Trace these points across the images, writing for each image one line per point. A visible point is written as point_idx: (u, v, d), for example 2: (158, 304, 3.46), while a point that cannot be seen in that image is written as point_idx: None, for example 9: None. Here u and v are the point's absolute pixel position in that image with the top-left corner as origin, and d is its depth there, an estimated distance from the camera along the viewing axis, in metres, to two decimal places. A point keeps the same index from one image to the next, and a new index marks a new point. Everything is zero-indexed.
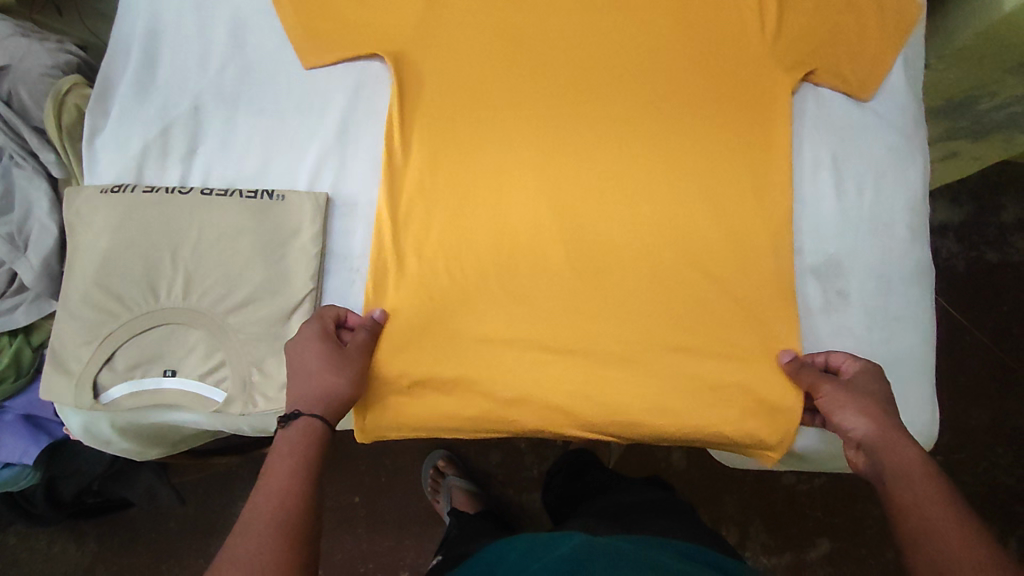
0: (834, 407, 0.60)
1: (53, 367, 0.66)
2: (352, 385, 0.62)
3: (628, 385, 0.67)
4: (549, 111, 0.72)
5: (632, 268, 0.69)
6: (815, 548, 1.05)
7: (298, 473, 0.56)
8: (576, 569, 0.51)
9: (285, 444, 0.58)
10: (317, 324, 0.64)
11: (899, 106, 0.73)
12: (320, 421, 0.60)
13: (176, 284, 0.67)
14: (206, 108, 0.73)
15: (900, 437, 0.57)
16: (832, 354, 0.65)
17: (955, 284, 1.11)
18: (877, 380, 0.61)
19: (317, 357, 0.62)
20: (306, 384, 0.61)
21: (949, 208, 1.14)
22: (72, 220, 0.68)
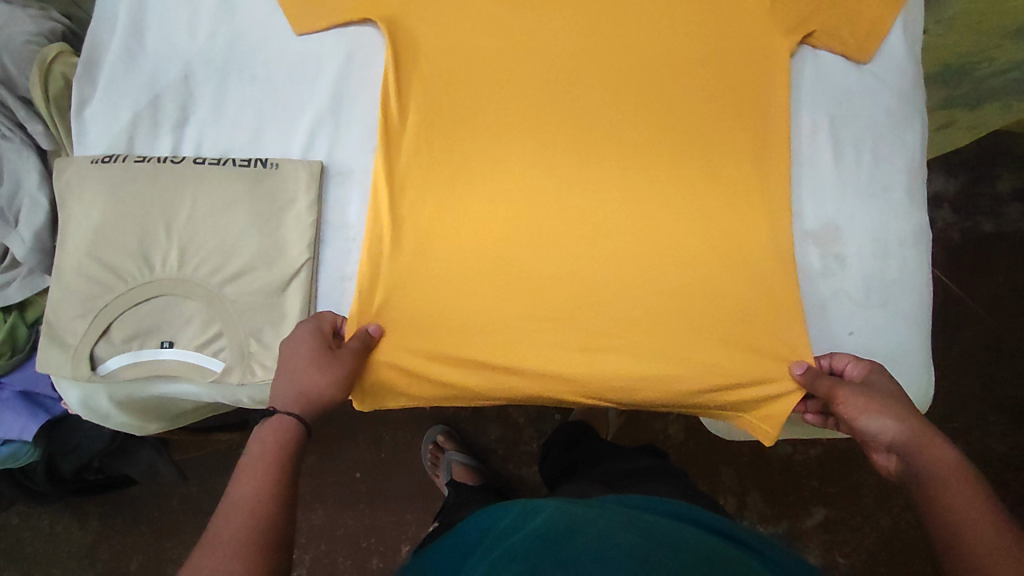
0: (857, 411, 0.58)
1: (49, 340, 0.66)
2: (335, 387, 0.62)
3: (627, 353, 0.67)
4: (544, 77, 0.71)
5: (631, 236, 0.69)
6: (811, 516, 1.07)
7: (274, 471, 0.54)
8: (555, 541, 0.49)
9: (258, 444, 0.56)
10: (311, 321, 0.65)
11: (898, 68, 0.72)
12: (295, 419, 0.58)
13: (171, 255, 0.66)
14: (196, 76, 0.72)
15: (931, 435, 0.55)
16: (835, 356, 0.65)
17: (949, 255, 1.12)
18: (886, 377, 0.61)
19: (307, 354, 0.62)
20: (291, 378, 0.61)
21: (944, 178, 1.14)
22: (63, 191, 0.67)
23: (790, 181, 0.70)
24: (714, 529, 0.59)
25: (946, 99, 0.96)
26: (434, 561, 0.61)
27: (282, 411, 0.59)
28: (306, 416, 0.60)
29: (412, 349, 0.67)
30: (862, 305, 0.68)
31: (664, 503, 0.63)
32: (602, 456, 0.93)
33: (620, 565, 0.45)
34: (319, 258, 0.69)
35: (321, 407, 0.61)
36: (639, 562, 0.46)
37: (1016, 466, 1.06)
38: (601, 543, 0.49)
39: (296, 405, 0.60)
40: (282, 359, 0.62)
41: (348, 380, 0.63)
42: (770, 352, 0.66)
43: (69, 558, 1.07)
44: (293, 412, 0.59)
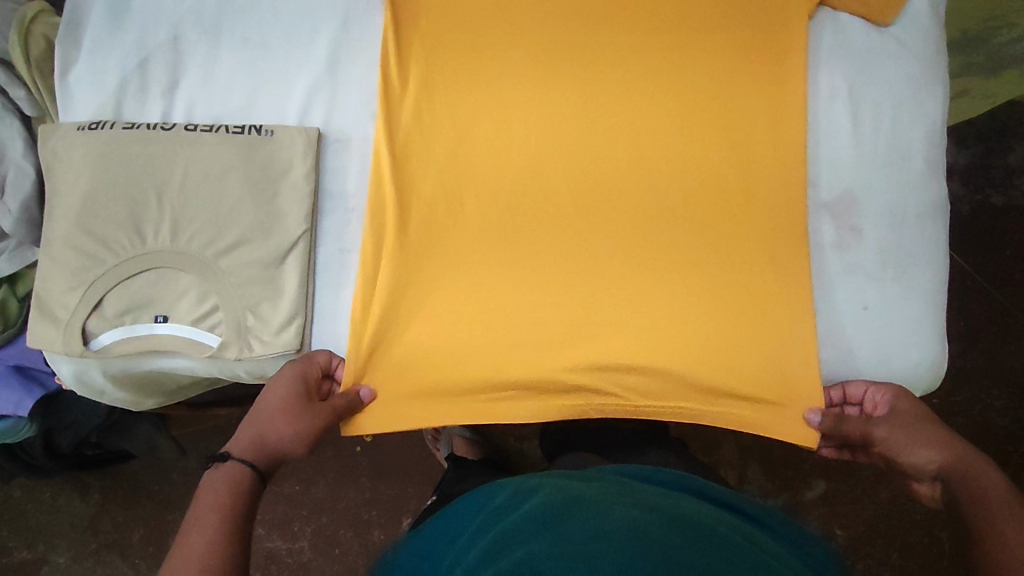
0: (897, 446, 0.61)
1: (39, 314, 0.64)
2: (299, 443, 0.60)
3: (634, 327, 0.65)
4: (549, 39, 0.68)
5: (638, 207, 0.67)
6: (811, 489, 1.07)
7: (225, 524, 0.53)
8: (558, 518, 0.48)
9: (207, 496, 0.55)
10: (298, 363, 0.63)
11: (921, 30, 0.68)
12: (247, 468, 0.57)
13: (164, 226, 0.64)
14: (186, 37, 0.68)
15: (975, 463, 0.59)
16: (849, 386, 0.66)
17: (957, 228, 1.10)
18: (911, 401, 0.63)
19: (283, 400, 0.61)
20: (256, 422, 0.61)
21: (955, 149, 1.11)
22: (49, 160, 0.65)
23: (805, 150, 0.67)
24: (707, 495, 0.59)
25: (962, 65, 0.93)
26: (432, 537, 0.60)
27: (236, 458, 0.58)
28: (259, 463, 0.59)
29: (413, 324, 0.65)
30: (876, 278, 0.66)
31: (672, 474, 0.62)
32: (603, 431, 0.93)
33: (621, 544, 0.44)
34: (316, 229, 0.67)
35: (277, 457, 0.60)
36: (637, 535, 0.45)
37: (1018, 440, 1.05)
38: (600, 518, 0.47)
39: (251, 452, 0.59)
40: (258, 399, 0.62)
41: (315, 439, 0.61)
42: (782, 326, 0.65)
43: (72, 530, 1.07)
44: (247, 462, 0.58)
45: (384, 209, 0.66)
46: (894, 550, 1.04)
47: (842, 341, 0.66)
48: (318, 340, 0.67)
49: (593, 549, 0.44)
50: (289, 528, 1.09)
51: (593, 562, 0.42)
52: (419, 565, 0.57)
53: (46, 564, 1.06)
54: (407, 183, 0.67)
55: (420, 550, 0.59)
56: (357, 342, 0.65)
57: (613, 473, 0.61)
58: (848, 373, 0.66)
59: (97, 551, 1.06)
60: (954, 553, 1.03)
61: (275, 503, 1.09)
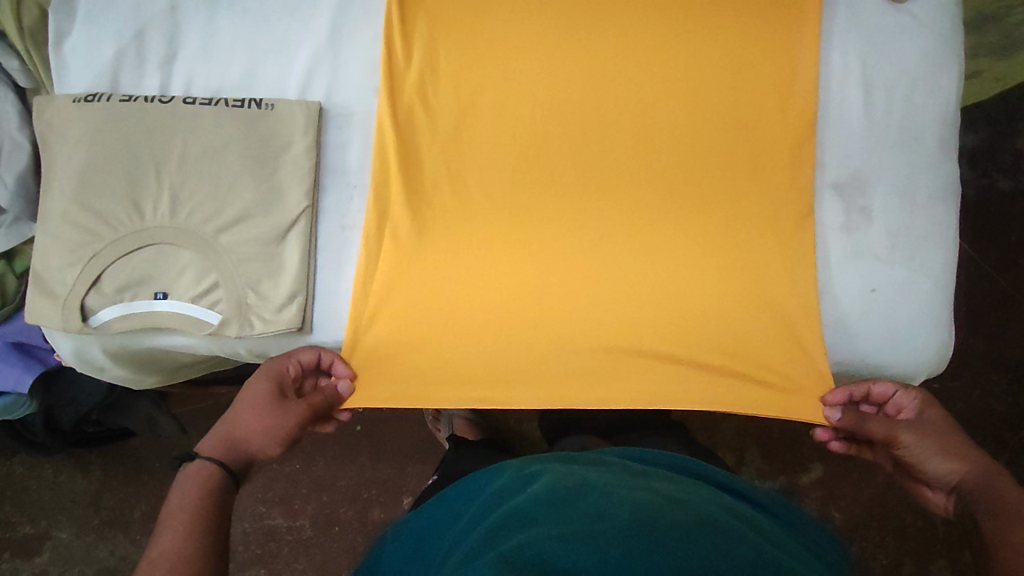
0: (920, 453, 0.61)
1: (36, 291, 0.63)
2: (269, 441, 0.60)
3: (640, 308, 0.65)
4: (554, 14, 0.67)
5: (645, 186, 0.66)
6: (809, 472, 1.07)
7: (197, 521, 0.53)
8: (559, 503, 0.47)
9: (178, 496, 0.55)
10: (275, 361, 0.63)
11: (938, 7, 0.67)
12: (215, 465, 0.57)
13: (163, 200, 0.63)
14: (184, 7, 0.66)
15: (999, 475, 0.58)
16: (874, 386, 0.64)
17: (963, 212, 1.09)
18: (936, 410, 0.63)
19: (258, 399, 0.61)
20: (229, 421, 0.61)
21: (964, 133, 1.10)
22: (45, 132, 0.63)
23: (816, 129, 0.66)
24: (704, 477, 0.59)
25: (975, 46, 0.92)
26: (430, 519, 0.60)
27: (206, 456, 0.58)
28: (229, 461, 0.58)
29: (413, 304, 0.65)
30: (886, 260, 0.65)
31: (675, 458, 0.62)
32: (604, 414, 0.93)
33: (623, 525, 0.44)
34: (319, 207, 0.66)
35: (250, 458, 0.60)
36: (639, 518, 0.45)
37: (1017, 426, 1.05)
38: (601, 503, 0.47)
39: (222, 451, 0.59)
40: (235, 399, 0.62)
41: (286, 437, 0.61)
42: (787, 308, 0.65)
43: (75, 506, 1.07)
44: (215, 458, 0.57)
45: (387, 186, 0.66)
46: (889, 532, 1.04)
47: (849, 325, 0.65)
48: (319, 319, 0.66)
49: (595, 529, 0.44)
50: (289, 506, 1.09)
51: (596, 542, 0.42)
52: (419, 549, 0.56)
53: (49, 539, 1.07)
54: (411, 161, 0.66)
55: (419, 530, 0.59)
56: (359, 319, 0.64)
57: (613, 455, 0.61)
58: (855, 356, 0.66)
59: (99, 527, 1.07)
60: (947, 536, 1.04)
61: (275, 481, 1.10)
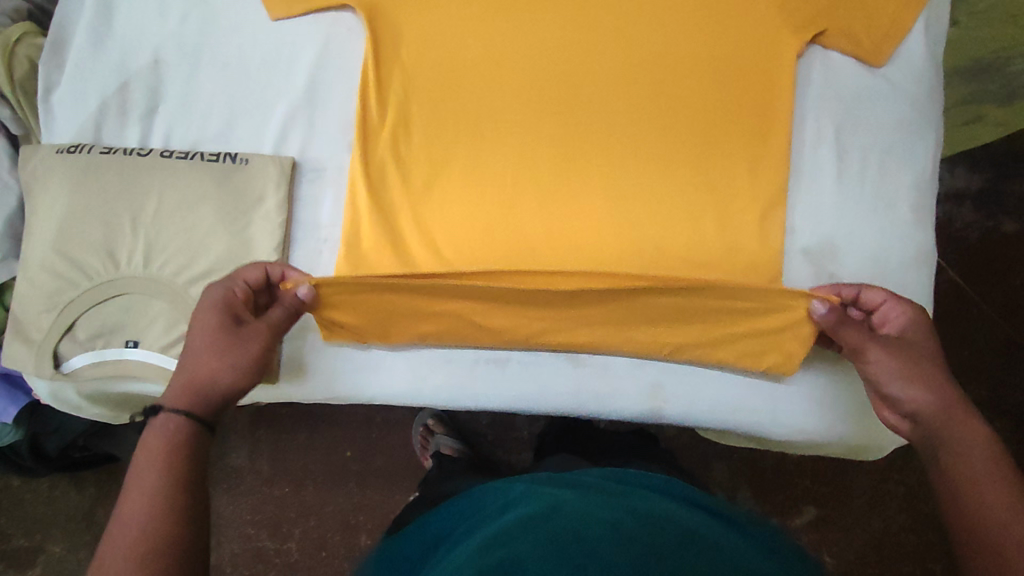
0: (884, 371, 0.54)
1: (13, 335, 0.64)
2: (236, 374, 0.55)
3: (630, 303, 0.62)
4: (535, 69, 0.67)
5: (620, 240, 0.66)
6: (801, 515, 1.05)
7: (169, 482, 0.47)
8: (545, 522, 0.41)
9: (147, 446, 0.48)
10: (218, 285, 0.58)
11: (913, 75, 0.67)
12: (182, 418, 0.51)
13: (136, 251, 0.64)
14: (166, 62, 0.68)
15: (964, 412, 0.51)
16: (866, 289, 0.59)
17: (966, 255, 1.07)
18: (924, 332, 0.56)
19: (208, 333, 0.55)
20: (185, 368, 0.54)
21: (968, 174, 1.08)
22: (29, 181, 0.65)
23: (787, 193, 0.66)
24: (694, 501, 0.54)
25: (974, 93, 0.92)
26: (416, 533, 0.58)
27: (168, 411, 0.51)
28: (202, 412, 0.52)
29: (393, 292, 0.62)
30: None
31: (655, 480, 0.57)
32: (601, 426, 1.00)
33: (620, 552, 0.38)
34: (290, 257, 0.67)
35: (221, 399, 0.54)
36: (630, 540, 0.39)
37: None
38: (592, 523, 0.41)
39: (186, 399, 0.52)
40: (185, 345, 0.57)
41: (254, 367, 0.55)
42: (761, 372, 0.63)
43: (69, 521, 1.09)
44: (182, 410, 0.51)
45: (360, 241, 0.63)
46: None
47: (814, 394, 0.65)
48: (286, 370, 0.66)
49: (580, 555, 0.38)
50: (278, 529, 1.10)
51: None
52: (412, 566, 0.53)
53: (42, 553, 1.09)
54: (386, 210, 0.66)
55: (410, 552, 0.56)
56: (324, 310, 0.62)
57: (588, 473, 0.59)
58: (820, 430, 0.65)
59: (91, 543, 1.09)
60: None
61: (265, 504, 1.11)
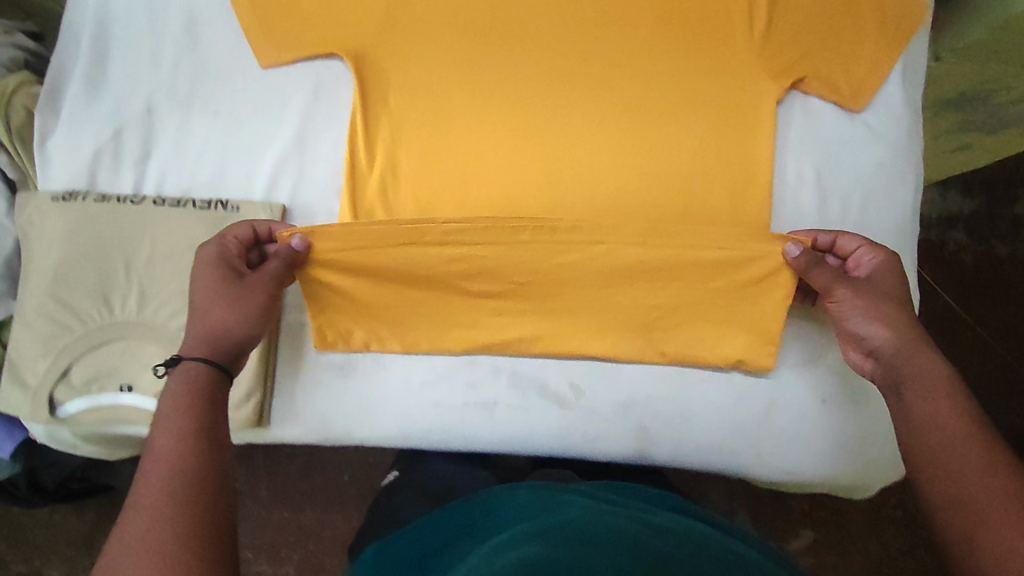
0: (850, 312, 0.59)
1: (10, 380, 0.66)
2: (245, 324, 0.58)
3: (614, 294, 0.65)
4: (523, 109, 0.68)
5: (604, 286, 0.65)
6: (799, 538, 1.04)
7: (189, 421, 0.51)
8: (541, 531, 0.42)
9: (166, 398, 0.53)
10: (214, 244, 0.61)
11: (893, 120, 0.68)
12: (203, 363, 0.55)
13: (131, 297, 0.66)
14: (159, 109, 0.69)
15: (923, 347, 0.56)
16: (841, 236, 0.63)
17: (960, 277, 1.08)
18: (892, 274, 0.60)
19: (212, 290, 0.59)
20: (197, 322, 0.58)
21: (961, 198, 1.09)
22: (25, 228, 0.67)
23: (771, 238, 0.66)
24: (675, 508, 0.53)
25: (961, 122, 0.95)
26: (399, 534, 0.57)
27: (190, 358, 0.55)
28: (217, 358, 0.56)
29: (377, 251, 0.65)
30: (840, 372, 0.66)
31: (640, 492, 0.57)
32: None
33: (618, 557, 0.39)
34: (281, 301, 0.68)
35: (235, 346, 0.58)
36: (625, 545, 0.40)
37: None
38: (590, 530, 0.41)
39: (204, 348, 0.57)
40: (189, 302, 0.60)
41: (260, 315, 0.60)
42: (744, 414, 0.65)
43: (67, 546, 1.10)
44: (201, 357, 0.55)
45: (352, 262, 0.64)
46: None
47: (795, 439, 0.65)
48: (277, 414, 0.67)
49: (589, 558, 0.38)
50: (276, 553, 1.10)
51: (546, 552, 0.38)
52: (408, 553, 0.52)
53: None
54: None
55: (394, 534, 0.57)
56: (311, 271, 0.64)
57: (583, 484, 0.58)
58: (807, 471, 0.65)
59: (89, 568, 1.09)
60: None
61: (264, 529, 1.11)
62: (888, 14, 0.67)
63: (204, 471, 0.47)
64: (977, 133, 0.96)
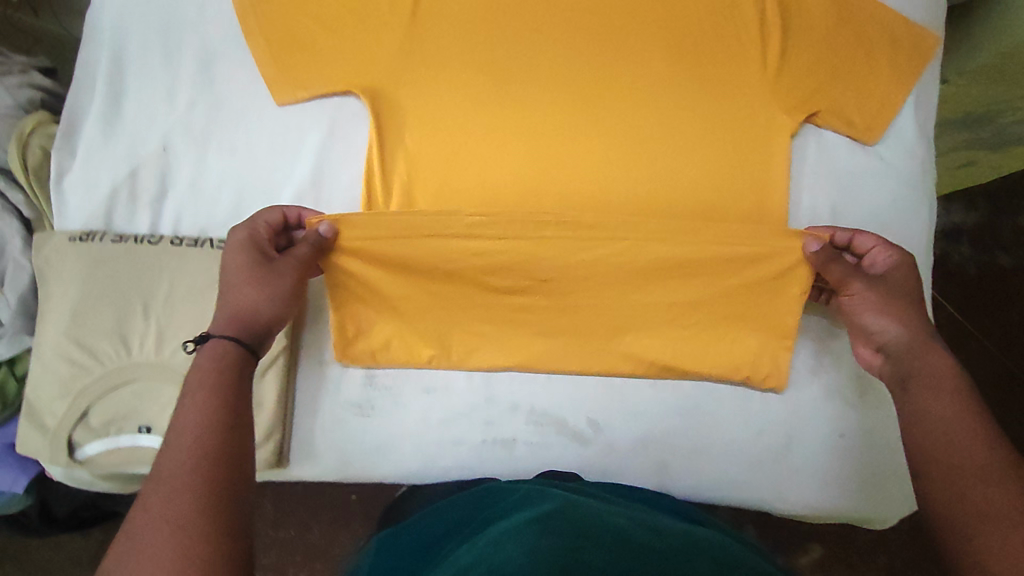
0: (862, 306, 0.59)
1: (29, 421, 0.66)
2: (273, 306, 0.59)
3: (631, 321, 0.66)
4: (538, 138, 0.68)
5: (620, 322, 0.66)
6: (807, 553, 1.04)
7: (215, 398, 0.51)
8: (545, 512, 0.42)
9: (194, 372, 0.53)
10: (243, 229, 0.61)
11: (905, 152, 0.69)
12: (232, 343, 0.55)
13: (148, 338, 0.65)
14: (175, 146, 0.70)
15: (933, 345, 0.56)
16: (859, 235, 0.63)
17: (963, 289, 1.08)
18: (909, 274, 0.60)
19: (242, 273, 0.59)
20: (226, 302, 0.58)
21: (964, 212, 1.10)
22: (42, 269, 0.67)
23: None
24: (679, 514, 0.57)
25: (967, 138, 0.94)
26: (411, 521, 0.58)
27: (218, 337, 0.56)
28: (244, 337, 0.57)
29: (396, 272, 0.65)
30: (855, 406, 0.66)
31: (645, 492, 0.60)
32: None
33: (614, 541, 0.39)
34: (299, 339, 0.68)
35: (262, 327, 0.58)
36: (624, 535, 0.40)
37: None
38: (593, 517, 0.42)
39: (232, 329, 0.57)
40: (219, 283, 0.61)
41: (288, 297, 0.60)
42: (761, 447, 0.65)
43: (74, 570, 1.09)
44: (228, 336, 0.55)
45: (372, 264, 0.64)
46: None
47: (809, 472, 0.66)
48: (296, 452, 0.67)
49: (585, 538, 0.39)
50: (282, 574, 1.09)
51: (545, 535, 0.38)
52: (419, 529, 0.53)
53: None
54: None
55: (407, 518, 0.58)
56: (333, 277, 0.65)
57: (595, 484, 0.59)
58: (821, 505, 0.66)
59: None
60: None
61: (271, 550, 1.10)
62: (900, 48, 0.68)
63: (232, 457, 0.48)
64: (982, 150, 0.96)
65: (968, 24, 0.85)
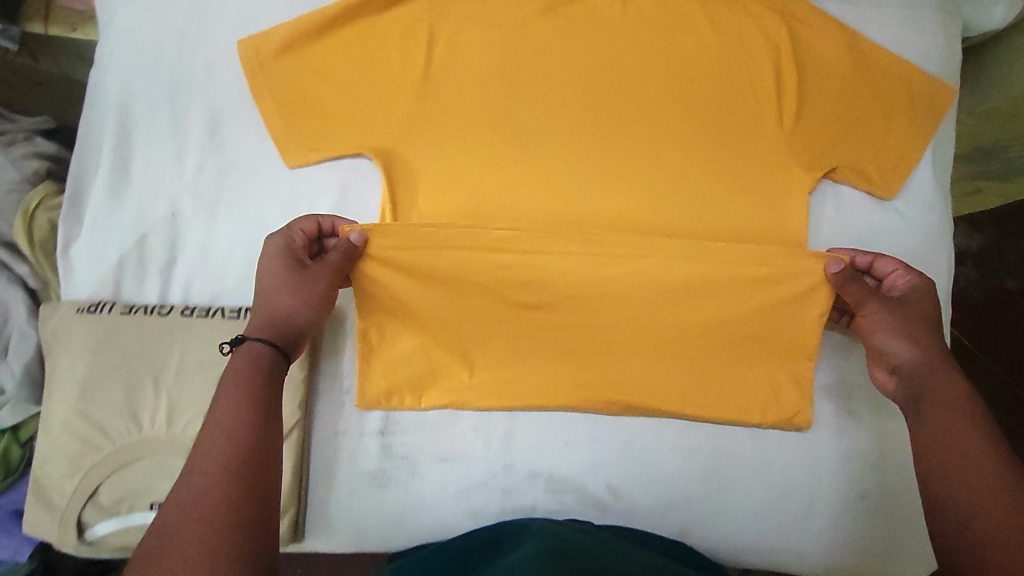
0: (876, 327, 0.59)
1: (36, 501, 0.64)
2: (307, 314, 0.60)
3: (648, 384, 0.65)
4: (548, 189, 0.66)
5: (638, 382, 0.65)
6: None
7: (248, 398, 0.52)
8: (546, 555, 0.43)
9: (228, 372, 0.54)
10: (279, 236, 0.62)
11: (922, 207, 0.68)
12: (266, 345, 0.56)
13: (159, 412, 0.64)
14: (183, 212, 0.68)
15: (944, 367, 0.56)
16: (879, 259, 0.62)
17: (970, 312, 1.07)
18: (926, 298, 0.60)
19: (278, 278, 0.60)
20: (263, 305, 0.59)
21: (967, 235, 1.09)
22: (49, 342, 0.65)
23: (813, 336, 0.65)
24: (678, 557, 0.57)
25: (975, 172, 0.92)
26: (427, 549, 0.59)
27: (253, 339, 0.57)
28: (278, 340, 0.58)
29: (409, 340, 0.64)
30: (877, 467, 0.65)
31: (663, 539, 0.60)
32: None
33: None
34: (311, 410, 0.66)
35: (296, 332, 0.59)
36: None
37: None
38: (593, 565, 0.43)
39: (267, 332, 0.58)
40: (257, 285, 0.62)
41: (322, 302, 0.60)
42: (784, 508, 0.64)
43: None
44: (263, 338, 0.56)
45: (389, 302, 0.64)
46: None
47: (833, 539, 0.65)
48: (310, 526, 0.66)
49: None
50: None
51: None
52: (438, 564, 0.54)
53: None
54: (405, 350, 0.66)
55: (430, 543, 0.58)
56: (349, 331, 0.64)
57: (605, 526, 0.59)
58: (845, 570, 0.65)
59: None
60: None
61: None
62: (916, 103, 0.68)
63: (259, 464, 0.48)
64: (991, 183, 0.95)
65: (982, 63, 0.84)
